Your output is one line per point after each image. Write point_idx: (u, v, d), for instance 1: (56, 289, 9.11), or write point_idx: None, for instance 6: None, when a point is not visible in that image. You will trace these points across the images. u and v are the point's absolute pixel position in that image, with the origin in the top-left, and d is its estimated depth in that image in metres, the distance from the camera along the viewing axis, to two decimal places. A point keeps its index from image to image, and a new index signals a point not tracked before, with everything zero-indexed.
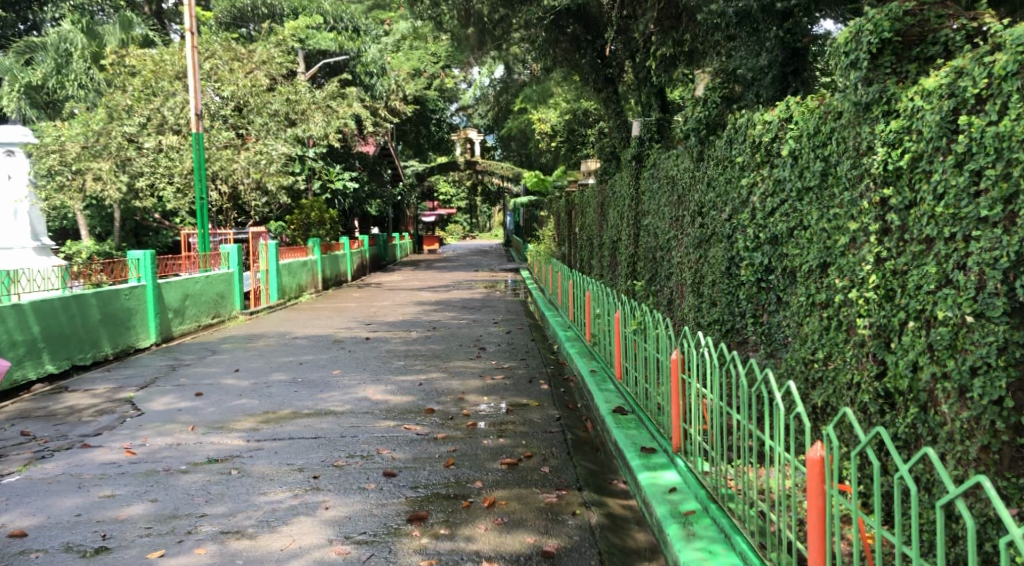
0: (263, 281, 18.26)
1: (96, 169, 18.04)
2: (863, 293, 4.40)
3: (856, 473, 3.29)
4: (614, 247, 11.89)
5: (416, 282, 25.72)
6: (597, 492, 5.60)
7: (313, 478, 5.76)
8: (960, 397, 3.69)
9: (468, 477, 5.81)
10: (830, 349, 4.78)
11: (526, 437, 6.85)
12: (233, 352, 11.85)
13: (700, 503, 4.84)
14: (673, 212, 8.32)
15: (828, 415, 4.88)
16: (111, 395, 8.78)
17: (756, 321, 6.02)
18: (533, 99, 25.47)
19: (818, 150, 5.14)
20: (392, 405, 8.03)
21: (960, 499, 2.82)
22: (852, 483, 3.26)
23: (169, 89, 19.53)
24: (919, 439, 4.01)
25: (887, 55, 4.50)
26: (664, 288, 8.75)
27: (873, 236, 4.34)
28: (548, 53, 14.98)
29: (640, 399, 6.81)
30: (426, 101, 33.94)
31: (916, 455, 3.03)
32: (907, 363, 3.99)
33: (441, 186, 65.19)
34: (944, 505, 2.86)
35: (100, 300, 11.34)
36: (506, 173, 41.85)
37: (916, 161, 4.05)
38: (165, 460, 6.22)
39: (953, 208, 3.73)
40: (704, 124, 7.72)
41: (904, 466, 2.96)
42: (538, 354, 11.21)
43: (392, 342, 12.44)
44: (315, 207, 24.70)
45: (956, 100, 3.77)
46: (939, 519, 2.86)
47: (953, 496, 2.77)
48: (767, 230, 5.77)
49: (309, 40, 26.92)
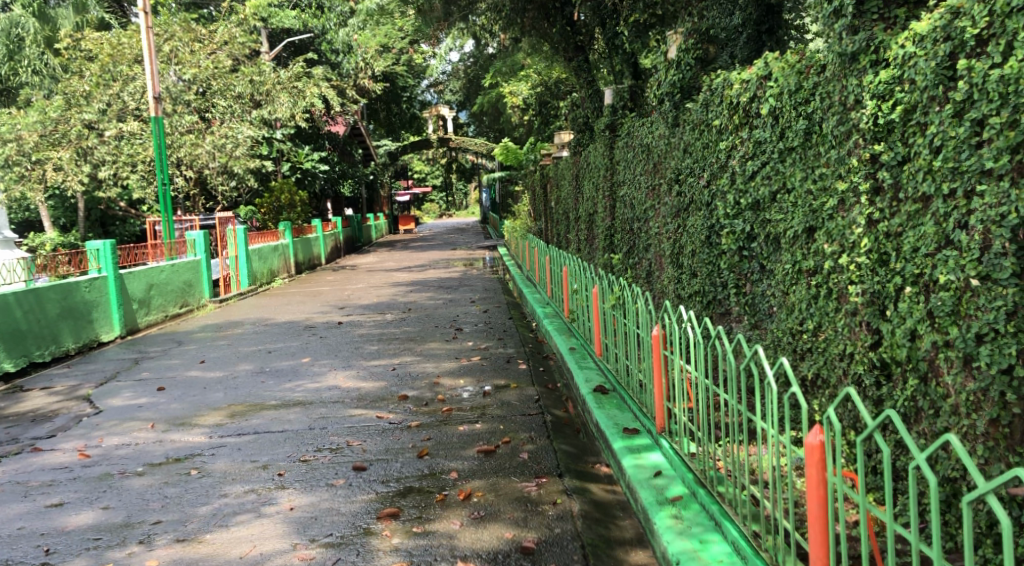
0: (232, 267, 17.75)
1: (55, 159, 17.65)
2: (854, 258, 4.11)
3: (861, 462, 2.97)
4: (590, 219, 11.55)
5: (391, 262, 25.32)
6: (578, 478, 5.30)
7: (277, 476, 5.42)
8: (965, 367, 3.40)
9: (443, 467, 5.49)
10: (819, 320, 4.49)
11: (504, 421, 6.55)
12: (201, 342, 11.45)
13: (688, 487, 4.54)
14: (649, 180, 8.00)
15: (818, 388, 4.60)
16: (69, 393, 8.38)
17: (738, 291, 5.72)
18: (504, 70, 25.03)
19: (801, 108, 4.82)
20: (364, 392, 7.68)
21: (990, 494, 2.50)
22: (861, 475, 2.94)
23: (129, 73, 18.74)
24: (919, 413, 3.74)
25: (873, 0, 4.17)
26: (642, 260, 8.44)
27: (864, 196, 4.05)
28: (515, 23, 14.59)
29: (621, 376, 6.51)
30: (395, 77, 33.37)
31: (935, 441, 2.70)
32: (904, 332, 3.71)
33: (414, 164, 64.45)
34: (971, 500, 2.54)
35: (59, 293, 10.88)
36: (479, 149, 41.17)
37: (910, 113, 3.74)
38: (120, 463, 5.84)
39: (952, 161, 3.44)
40: (679, 87, 7.43)
41: (920, 456, 2.64)
42: (516, 332, 10.89)
43: (365, 326, 12.09)
44: (285, 189, 24.17)
45: (953, 43, 3.46)
46: (967, 516, 2.54)
47: (983, 493, 2.45)
48: (747, 196, 5.48)
49: (271, 18, 26.10)
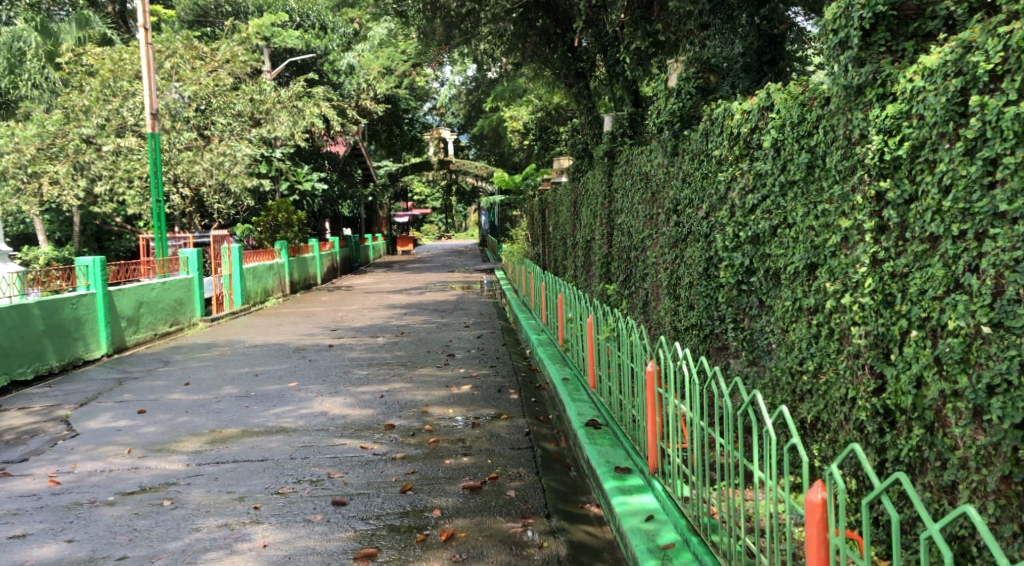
0: (226, 286, 17.53)
1: (52, 173, 17.51)
2: (858, 298, 3.93)
3: (866, 527, 2.79)
4: (587, 246, 11.38)
5: (387, 284, 25.13)
6: (566, 519, 5.10)
7: (253, 509, 5.22)
8: (975, 419, 3.24)
9: (426, 504, 5.27)
10: (820, 361, 4.30)
11: (492, 455, 6.33)
12: (187, 363, 11.24)
13: (680, 534, 4.36)
14: (647, 210, 7.84)
15: (817, 432, 4.40)
16: (48, 413, 8.16)
17: (736, 326, 5.54)
18: (505, 95, 25.00)
19: (803, 141, 4.65)
20: (350, 421, 7.45)
21: None
22: (868, 541, 2.75)
23: (129, 88, 18.38)
24: (924, 464, 3.55)
25: (880, 32, 3.98)
26: (639, 290, 8.27)
27: (869, 234, 3.88)
28: (517, 48, 14.39)
29: (614, 411, 6.30)
30: (397, 99, 33.34)
31: (953, 512, 2.54)
32: (910, 378, 3.55)
33: (414, 184, 64.40)
34: None
35: (44, 310, 10.66)
36: (479, 172, 41.04)
37: (918, 150, 3.59)
38: (91, 491, 5.63)
39: (962, 202, 3.29)
40: (678, 116, 7.22)
41: (934, 527, 2.49)
42: (509, 360, 10.68)
43: (357, 349, 11.90)
44: (282, 208, 23.58)
45: (964, 78, 3.31)
46: None
47: None
48: (747, 229, 5.32)
49: (273, 38, 26.10)
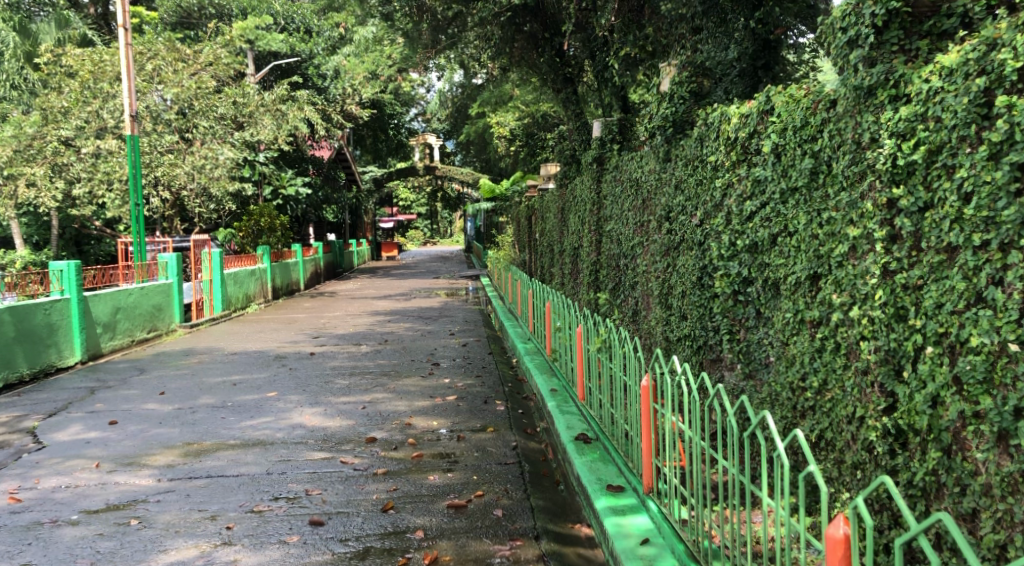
0: (206, 291, 17.16)
1: (29, 174, 17.17)
2: (868, 311, 3.70)
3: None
4: (575, 253, 11.15)
5: (371, 290, 24.82)
6: (556, 542, 4.84)
7: (226, 529, 4.94)
8: (999, 443, 3.06)
9: (408, 524, 5.01)
10: (825, 377, 4.07)
11: (477, 471, 6.07)
12: (163, 371, 10.91)
13: (678, 561, 4.10)
14: (637, 217, 7.62)
15: (821, 451, 4.17)
16: (15, 424, 7.84)
17: (731, 338, 5.29)
18: (491, 100, 24.70)
19: (807, 145, 4.43)
20: (329, 433, 7.17)
21: None
22: None
23: (109, 89, 18.06)
24: (940, 489, 3.34)
25: (893, 30, 3.77)
26: (628, 299, 8.04)
27: (879, 244, 3.64)
28: (503, 52, 14.15)
29: (605, 424, 6.05)
30: (382, 105, 33.07)
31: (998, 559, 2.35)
32: (925, 398, 3.34)
33: (399, 190, 63.67)
34: None
35: (15, 316, 10.31)
36: (466, 178, 40.66)
37: (935, 154, 3.37)
38: (55, 509, 5.34)
39: (986, 211, 3.10)
40: (671, 121, 6.93)
41: None
42: (496, 369, 10.40)
43: (339, 357, 11.61)
44: (264, 213, 23.10)
45: (989, 77, 3.12)
46: None
47: None
48: (744, 237, 5.09)
49: (258, 41, 25.73)
